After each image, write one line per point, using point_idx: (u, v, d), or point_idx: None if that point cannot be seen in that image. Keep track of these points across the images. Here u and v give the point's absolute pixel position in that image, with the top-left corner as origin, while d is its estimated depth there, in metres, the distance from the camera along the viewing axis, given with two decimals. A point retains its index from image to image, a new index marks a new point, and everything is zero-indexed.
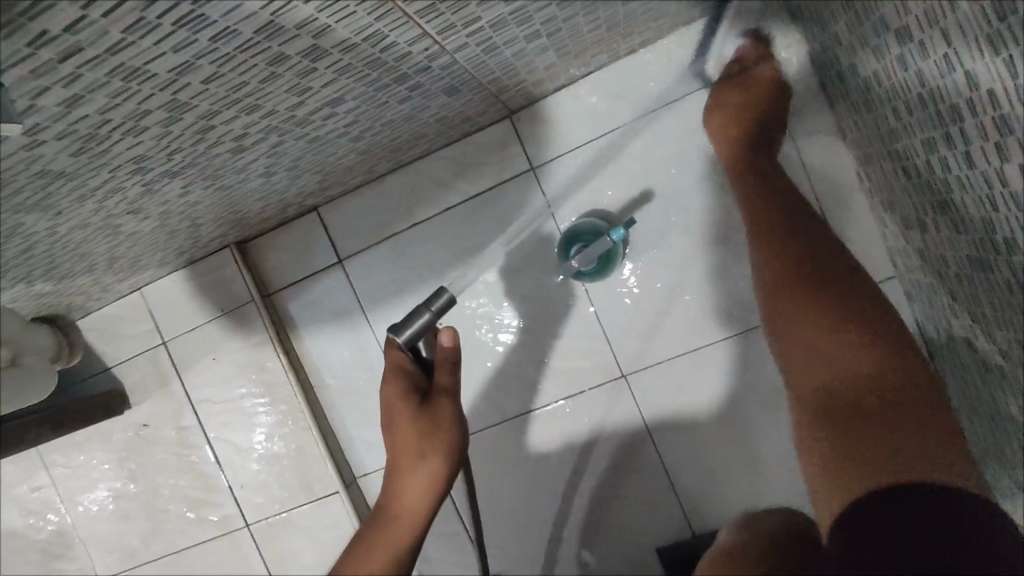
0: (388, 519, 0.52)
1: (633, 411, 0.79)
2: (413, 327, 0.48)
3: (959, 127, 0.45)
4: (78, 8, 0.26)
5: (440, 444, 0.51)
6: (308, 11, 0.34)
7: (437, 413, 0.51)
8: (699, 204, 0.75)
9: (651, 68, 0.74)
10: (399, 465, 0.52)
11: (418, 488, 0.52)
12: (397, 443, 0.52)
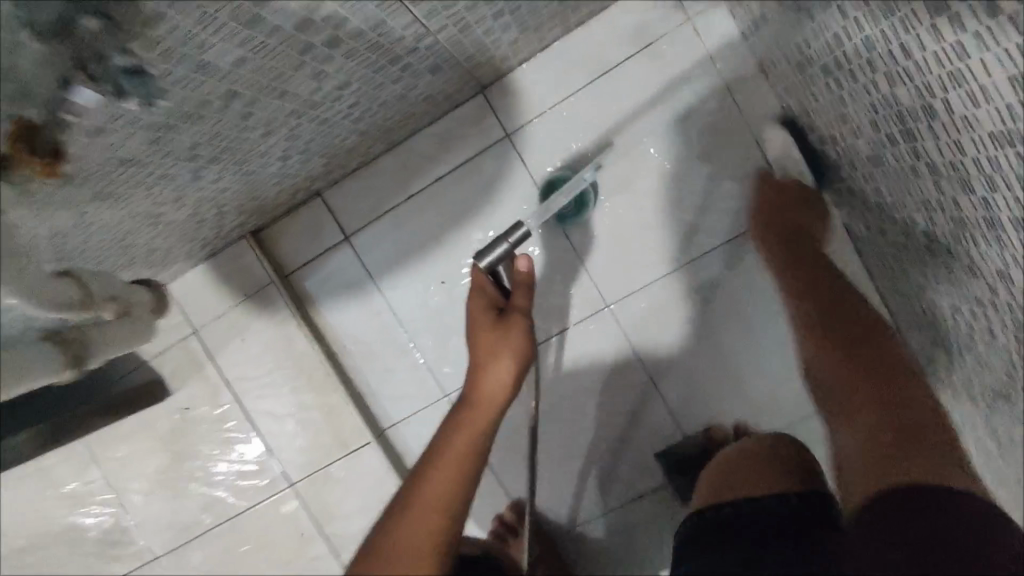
0: (472, 409, 0.60)
1: (619, 336, 0.90)
2: (493, 254, 0.62)
3: (841, 51, 0.58)
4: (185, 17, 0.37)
5: (513, 346, 0.61)
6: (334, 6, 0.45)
7: (511, 322, 0.62)
8: (654, 150, 0.87)
9: (599, 35, 0.86)
10: (476, 365, 0.61)
11: (497, 384, 0.61)
12: (479, 351, 0.61)
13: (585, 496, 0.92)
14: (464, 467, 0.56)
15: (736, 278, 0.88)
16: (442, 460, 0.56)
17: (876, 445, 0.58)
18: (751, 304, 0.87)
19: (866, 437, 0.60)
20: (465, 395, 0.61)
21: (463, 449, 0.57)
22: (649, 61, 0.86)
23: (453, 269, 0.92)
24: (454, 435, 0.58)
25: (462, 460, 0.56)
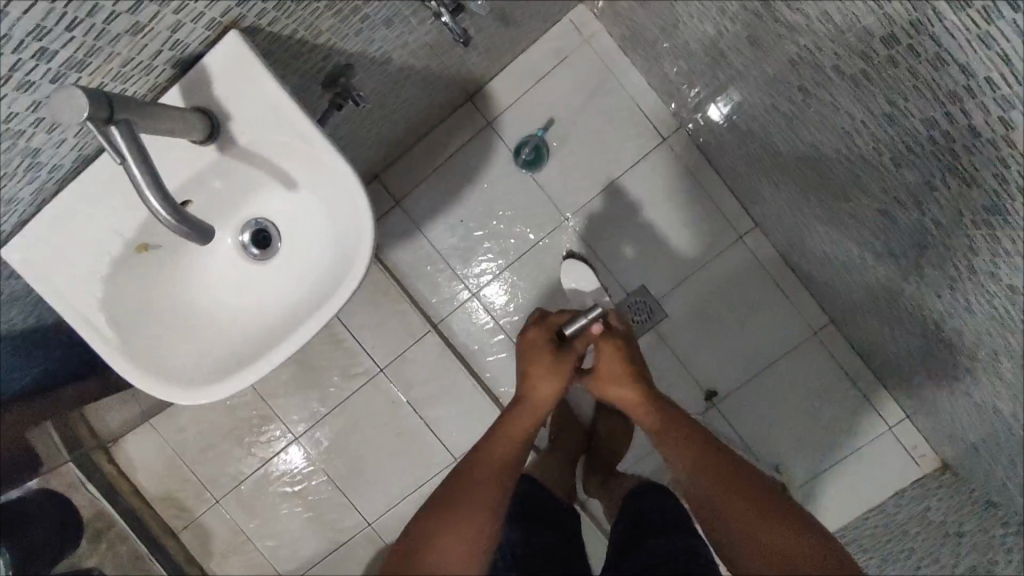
0: (506, 432, 0.92)
1: (575, 236, 1.45)
2: (575, 324, 1.01)
3: (661, 47, 1.14)
4: (371, 78, 0.92)
5: (558, 372, 0.99)
6: (416, 64, 1.01)
7: (562, 359, 1.00)
8: (580, 118, 1.43)
9: (537, 54, 1.42)
10: (533, 374, 0.99)
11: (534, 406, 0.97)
12: (534, 369, 0.99)
13: None
14: (494, 481, 0.83)
15: (641, 188, 1.43)
16: (487, 459, 0.87)
17: (734, 485, 0.85)
18: (651, 202, 1.44)
19: (679, 435, 0.94)
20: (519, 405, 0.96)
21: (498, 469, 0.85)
22: (569, 65, 1.42)
23: (467, 211, 1.46)
24: (495, 449, 0.89)
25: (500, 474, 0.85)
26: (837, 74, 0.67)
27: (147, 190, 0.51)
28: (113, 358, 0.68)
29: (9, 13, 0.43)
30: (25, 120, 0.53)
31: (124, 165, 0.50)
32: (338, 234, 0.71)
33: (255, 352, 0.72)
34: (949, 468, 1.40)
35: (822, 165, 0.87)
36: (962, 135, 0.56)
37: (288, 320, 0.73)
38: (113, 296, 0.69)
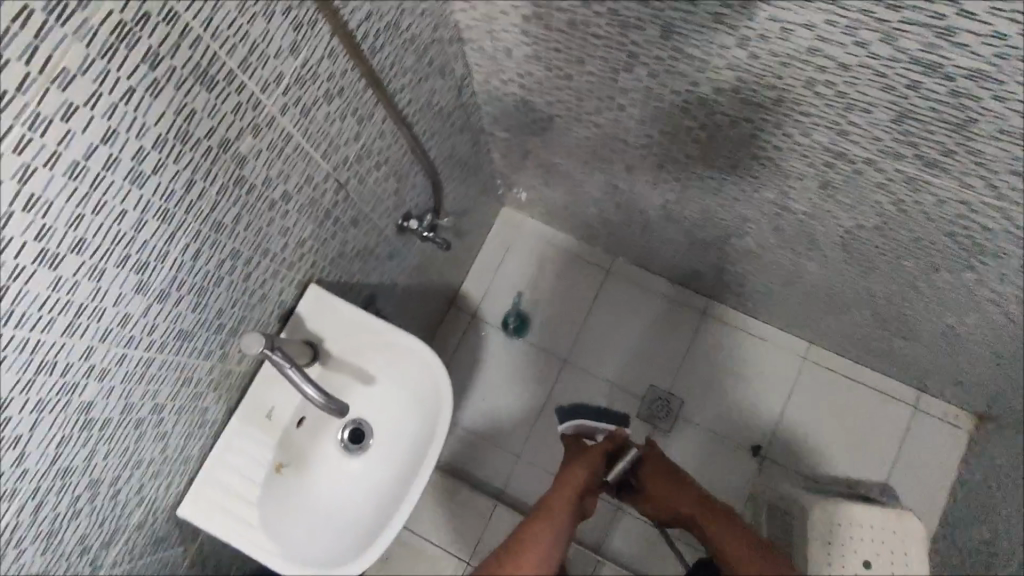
0: (570, 483, 0.97)
1: (581, 370, 1.67)
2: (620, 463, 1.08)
3: (572, 207, 1.53)
4: (387, 300, 1.21)
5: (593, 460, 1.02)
6: (412, 282, 1.32)
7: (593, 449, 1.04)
8: (540, 281, 1.74)
9: (487, 250, 1.77)
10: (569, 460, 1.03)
11: (590, 469, 1.01)
12: (579, 461, 1.02)
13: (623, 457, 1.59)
14: (551, 533, 0.90)
15: (612, 311, 1.71)
16: (549, 509, 0.93)
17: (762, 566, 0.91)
18: (626, 318, 1.70)
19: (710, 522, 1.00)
20: (584, 464, 1.00)
21: (553, 524, 0.91)
22: (514, 248, 1.76)
23: (486, 390, 1.68)
24: (541, 531, 0.89)
25: (561, 526, 0.91)
26: (687, 160, 1.02)
27: (304, 386, 0.74)
28: (270, 560, 0.82)
29: (208, 303, 0.69)
30: (203, 382, 0.75)
31: (286, 367, 0.73)
32: (425, 395, 0.92)
33: (388, 512, 0.86)
34: (984, 416, 1.52)
35: (720, 222, 1.19)
36: (770, 153, 0.88)
37: (405, 477, 0.89)
38: (265, 515, 0.84)
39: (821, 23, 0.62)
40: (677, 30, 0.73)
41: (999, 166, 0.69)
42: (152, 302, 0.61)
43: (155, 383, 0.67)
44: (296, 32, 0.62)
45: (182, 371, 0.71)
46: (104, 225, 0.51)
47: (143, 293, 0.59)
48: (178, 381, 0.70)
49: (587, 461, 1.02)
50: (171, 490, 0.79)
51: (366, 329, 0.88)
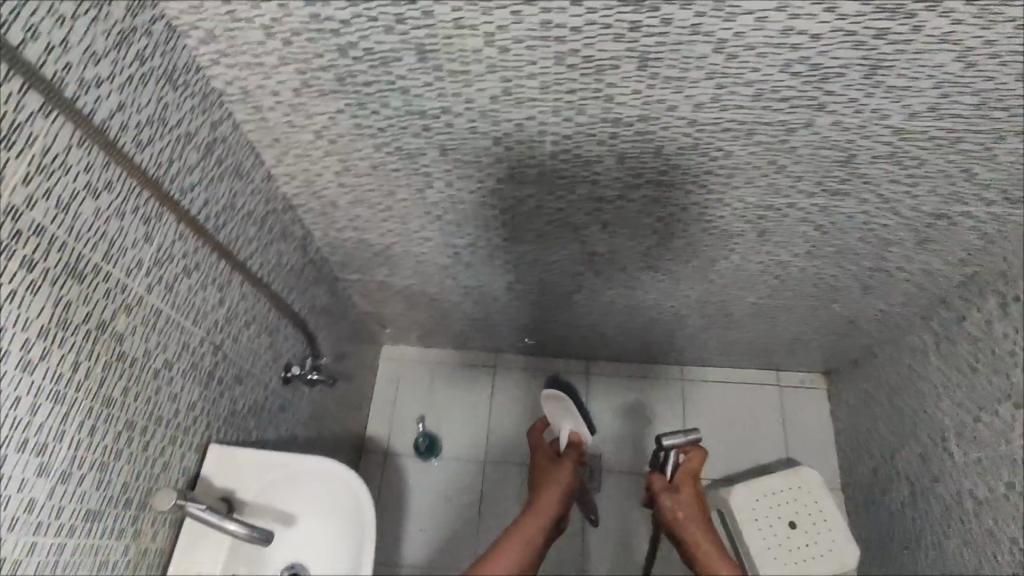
0: (546, 492, 1.17)
1: (501, 466, 1.75)
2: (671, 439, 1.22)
3: (440, 321, 1.70)
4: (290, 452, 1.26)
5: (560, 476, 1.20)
6: (309, 432, 1.37)
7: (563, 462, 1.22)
8: (437, 398, 1.84)
9: (379, 389, 1.86)
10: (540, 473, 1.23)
11: (560, 480, 1.20)
12: (550, 473, 1.21)
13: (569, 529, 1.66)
14: (518, 551, 1.05)
15: (510, 401, 1.83)
16: (525, 516, 1.12)
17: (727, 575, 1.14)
18: (524, 402, 1.83)
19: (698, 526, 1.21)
20: (554, 478, 1.20)
21: (524, 543, 1.07)
22: (403, 378, 1.87)
23: (422, 519, 1.70)
24: (514, 532, 1.09)
25: (531, 544, 1.08)
26: (505, 243, 1.25)
27: (227, 524, 0.79)
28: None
29: (111, 480, 0.74)
30: (119, 565, 0.78)
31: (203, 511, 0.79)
32: (349, 505, 0.96)
33: None
34: (829, 371, 1.80)
35: (555, 286, 1.42)
36: (557, 215, 1.14)
37: None
38: None
39: (535, 114, 0.89)
40: (448, 147, 0.98)
41: (694, 172, 0.99)
42: (56, 484, 0.66)
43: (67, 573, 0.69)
44: (147, 225, 0.77)
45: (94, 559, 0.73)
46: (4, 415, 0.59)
47: (46, 476, 0.64)
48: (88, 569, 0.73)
49: (557, 478, 1.19)
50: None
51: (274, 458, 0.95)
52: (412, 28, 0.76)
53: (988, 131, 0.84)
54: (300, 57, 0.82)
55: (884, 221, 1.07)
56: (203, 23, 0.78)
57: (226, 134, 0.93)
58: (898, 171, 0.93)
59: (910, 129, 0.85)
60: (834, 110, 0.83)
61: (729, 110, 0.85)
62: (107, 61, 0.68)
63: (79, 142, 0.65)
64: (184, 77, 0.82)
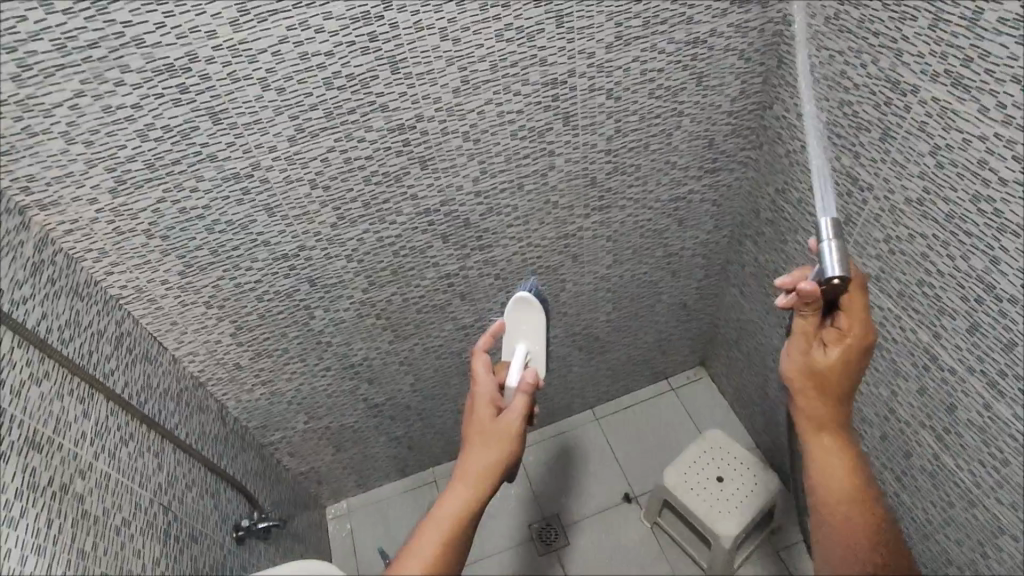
0: (474, 462, 0.90)
1: (476, 565, 1.81)
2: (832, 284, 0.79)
3: (368, 456, 1.82)
4: None
5: (499, 444, 0.91)
6: None
7: (499, 421, 0.93)
8: (395, 532, 1.89)
9: (338, 548, 1.88)
10: (475, 431, 0.94)
11: (491, 455, 0.91)
12: (478, 438, 0.93)
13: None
14: (440, 537, 0.83)
15: None
16: (452, 487, 0.89)
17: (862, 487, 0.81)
18: None
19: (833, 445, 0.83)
20: (480, 451, 0.91)
21: (440, 533, 0.84)
22: (357, 528, 1.91)
23: None
24: (442, 510, 0.86)
25: (454, 522, 0.85)
26: (392, 345, 1.48)
27: None
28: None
29: None
30: None
31: None
32: None
33: None
34: (705, 362, 2.10)
35: (451, 372, 1.64)
36: (421, 301, 1.40)
37: None
38: None
39: (368, 227, 1.20)
40: (314, 277, 1.24)
41: (501, 229, 1.32)
42: None
43: None
44: (83, 403, 0.94)
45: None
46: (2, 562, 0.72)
47: None
48: None
49: (496, 428, 0.92)
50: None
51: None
52: (255, 194, 1.06)
53: (659, 132, 1.27)
54: (177, 245, 1.08)
55: (646, 216, 1.46)
56: (93, 245, 1.03)
57: (129, 329, 1.13)
58: (627, 178, 1.34)
59: (615, 148, 1.27)
60: (561, 152, 1.23)
61: (496, 176, 1.22)
62: (26, 284, 0.90)
63: (18, 344, 0.84)
64: (87, 290, 1.04)
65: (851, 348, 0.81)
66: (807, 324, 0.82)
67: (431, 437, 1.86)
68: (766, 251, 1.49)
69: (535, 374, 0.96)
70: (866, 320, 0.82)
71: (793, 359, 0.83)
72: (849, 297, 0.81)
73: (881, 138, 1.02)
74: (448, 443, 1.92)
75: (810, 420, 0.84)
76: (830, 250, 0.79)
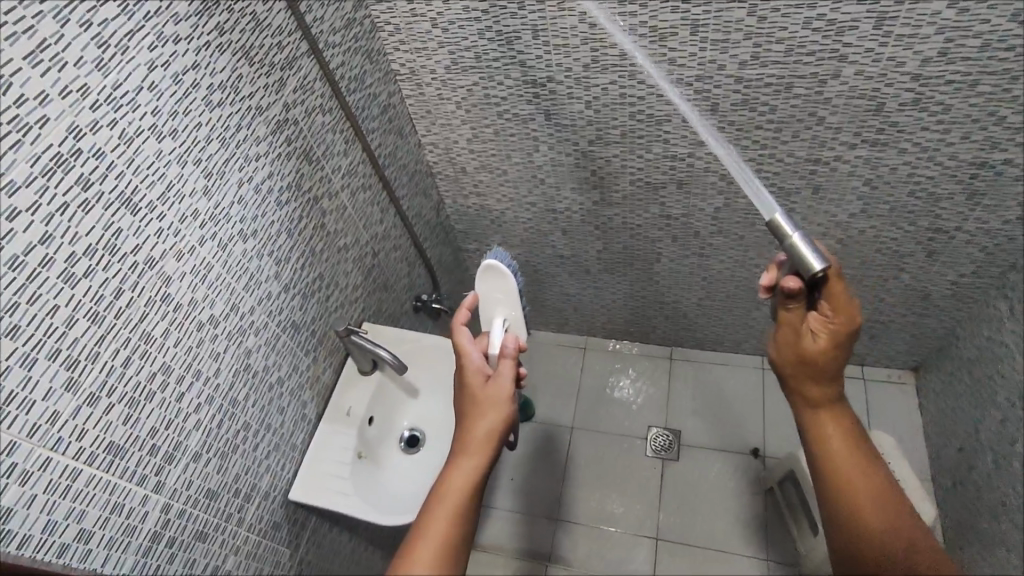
0: (467, 436, 0.82)
1: (589, 433, 1.93)
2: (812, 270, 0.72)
3: (537, 300, 1.98)
4: None
5: (501, 410, 0.84)
6: None
7: (492, 387, 0.86)
8: (534, 372, 2.08)
9: None
10: (467, 394, 0.86)
11: (488, 431, 0.82)
12: (470, 403, 0.85)
13: (653, 489, 1.81)
14: (456, 502, 0.77)
15: (598, 379, 2.03)
16: (456, 451, 0.82)
17: (860, 458, 0.75)
18: (610, 381, 2.01)
19: (830, 416, 0.77)
20: (477, 420, 0.82)
21: (457, 497, 0.77)
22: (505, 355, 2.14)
23: (515, 472, 1.90)
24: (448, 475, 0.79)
25: (466, 490, 0.78)
26: (596, 206, 1.53)
27: (381, 353, 1.13)
28: (361, 512, 1.09)
29: (309, 313, 1.12)
30: (305, 374, 1.13)
31: (368, 346, 1.13)
32: None
33: None
34: (918, 370, 1.82)
35: (637, 255, 1.65)
36: (637, 174, 1.40)
37: None
38: (369, 486, 1.15)
39: (617, 79, 1.19)
40: (551, 112, 1.30)
41: (746, 128, 1.22)
42: (282, 290, 1.04)
43: (279, 356, 1.05)
44: (346, 145, 1.17)
45: (293, 357, 1.09)
46: (268, 229, 0.98)
47: (279, 281, 1.02)
48: (290, 363, 1.08)
49: (493, 396, 0.85)
50: (286, 477, 1.11)
51: (409, 336, 1.28)
52: (528, 13, 1.11)
53: (1000, 73, 1.01)
54: (452, 40, 1.20)
55: (927, 173, 1.22)
56: (392, 19, 1.19)
57: (395, 103, 1.33)
58: (926, 118, 1.11)
59: (926, 76, 1.05)
60: (855, 62, 1.05)
61: (768, 67, 1.10)
62: (338, 34, 1.08)
63: (319, 77, 1.06)
64: (377, 58, 1.23)
65: (841, 331, 0.74)
66: (790, 317, 0.77)
67: (597, 309, 1.94)
68: None
69: (519, 339, 0.90)
70: (850, 303, 0.73)
71: (783, 349, 0.78)
72: (829, 287, 0.73)
73: None
74: (610, 321, 1.98)
75: (805, 401, 0.79)
76: (804, 243, 0.74)
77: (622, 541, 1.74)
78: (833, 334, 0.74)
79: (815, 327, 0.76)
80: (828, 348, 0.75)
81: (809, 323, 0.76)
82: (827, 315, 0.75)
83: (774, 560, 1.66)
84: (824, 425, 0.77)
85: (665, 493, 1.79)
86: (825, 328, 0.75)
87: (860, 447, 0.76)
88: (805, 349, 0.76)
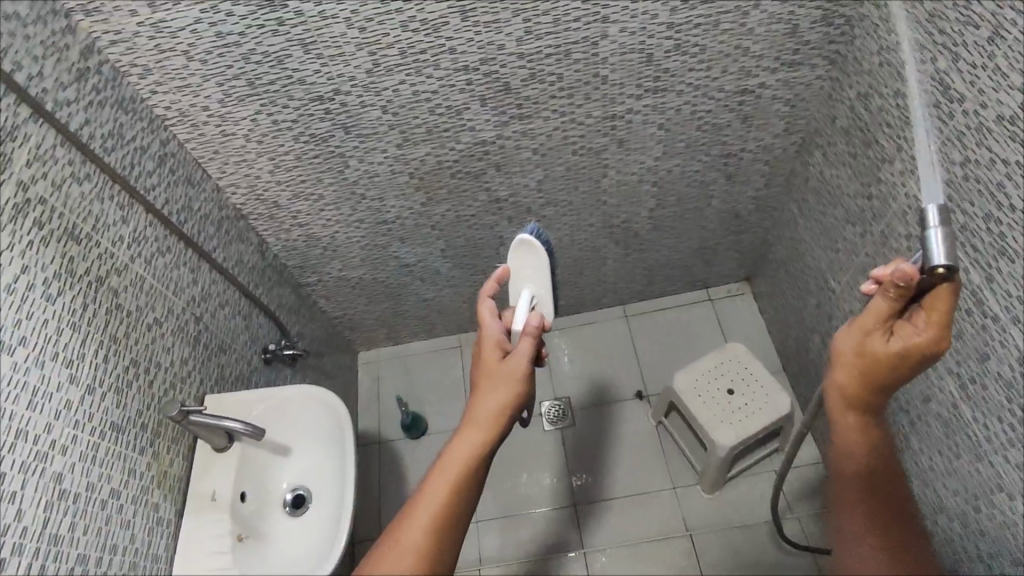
0: (479, 412, 0.86)
1: None
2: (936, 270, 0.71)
3: (398, 313, 1.92)
4: None
5: (513, 384, 0.88)
6: None
7: (509, 364, 0.89)
8: (416, 385, 2.03)
9: (366, 391, 2.04)
10: (484, 374, 0.90)
11: (498, 405, 0.86)
12: (488, 381, 0.89)
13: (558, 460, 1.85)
14: (450, 483, 0.81)
15: None
16: (460, 432, 0.86)
17: (890, 475, 0.80)
18: None
19: (865, 431, 0.80)
20: (490, 397, 0.87)
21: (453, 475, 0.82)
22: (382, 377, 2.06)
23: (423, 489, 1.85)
24: (449, 456, 0.84)
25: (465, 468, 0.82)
26: (425, 208, 1.50)
27: (229, 424, 1.02)
28: None
29: (129, 406, 0.98)
30: (146, 476, 0.99)
31: (211, 422, 1.02)
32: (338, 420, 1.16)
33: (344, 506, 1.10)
34: (750, 279, 2.03)
35: (480, 245, 1.65)
36: (455, 166, 1.39)
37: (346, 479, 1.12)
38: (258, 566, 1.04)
39: (404, 78, 1.16)
40: (349, 124, 1.24)
41: (541, 100, 1.25)
42: (85, 393, 0.89)
43: (105, 467, 0.91)
44: (123, 211, 1.03)
45: (123, 461, 0.95)
46: (43, 331, 0.84)
47: (76, 385, 0.88)
48: (121, 468, 0.94)
49: (509, 370, 0.89)
50: None
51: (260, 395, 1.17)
52: (290, 27, 1.05)
53: (732, 10, 1.13)
54: (215, 71, 1.10)
55: (705, 108, 1.34)
56: (137, 60, 1.06)
57: (173, 150, 1.19)
58: (690, 60, 1.22)
59: (677, 22, 1.14)
60: (615, 20, 1.12)
61: (542, 39, 1.13)
62: (71, 88, 0.94)
63: (62, 142, 0.91)
64: (133, 107, 1.09)
65: (916, 350, 0.74)
66: (882, 307, 0.75)
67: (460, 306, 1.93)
68: (833, 165, 1.35)
69: (540, 317, 0.94)
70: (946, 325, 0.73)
71: (851, 335, 0.78)
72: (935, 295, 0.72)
73: (988, 39, 0.86)
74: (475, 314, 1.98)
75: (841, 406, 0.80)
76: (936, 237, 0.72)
77: (544, 519, 1.76)
78: (909, 353, 0.74)
79: (900, 335, 0.75)
80: (896, 359, 0.75)
81: (899, 326, 0.76)
82: (914, 321, 0.75)
83: (680, 486, 1.76)
84: (861, 439, 0.80)
85: (611, 450, 1.84)
86: (902, 340, 0.75)
87: (891, 465, 0.80)
88: (872, 351, 0.76)
